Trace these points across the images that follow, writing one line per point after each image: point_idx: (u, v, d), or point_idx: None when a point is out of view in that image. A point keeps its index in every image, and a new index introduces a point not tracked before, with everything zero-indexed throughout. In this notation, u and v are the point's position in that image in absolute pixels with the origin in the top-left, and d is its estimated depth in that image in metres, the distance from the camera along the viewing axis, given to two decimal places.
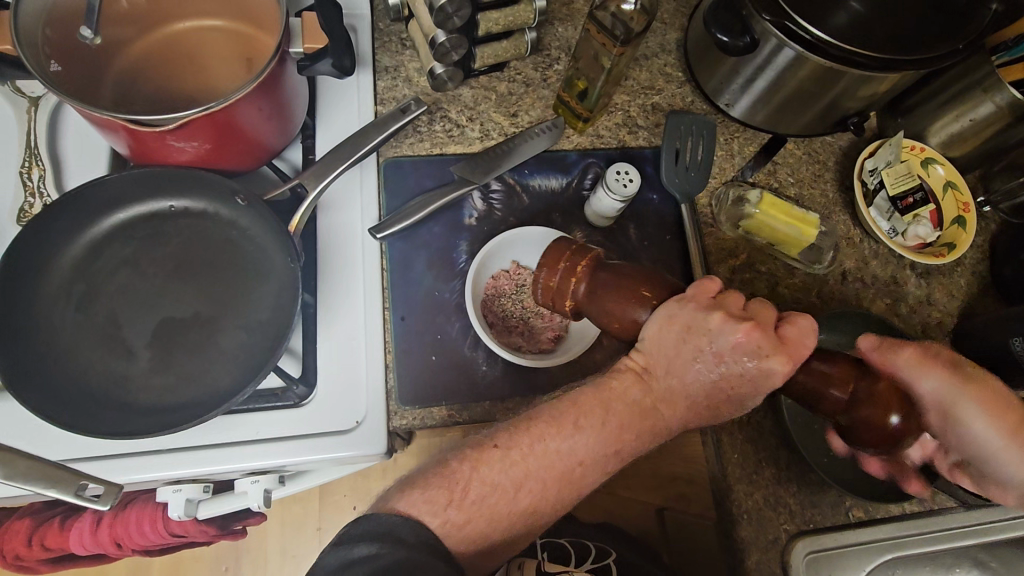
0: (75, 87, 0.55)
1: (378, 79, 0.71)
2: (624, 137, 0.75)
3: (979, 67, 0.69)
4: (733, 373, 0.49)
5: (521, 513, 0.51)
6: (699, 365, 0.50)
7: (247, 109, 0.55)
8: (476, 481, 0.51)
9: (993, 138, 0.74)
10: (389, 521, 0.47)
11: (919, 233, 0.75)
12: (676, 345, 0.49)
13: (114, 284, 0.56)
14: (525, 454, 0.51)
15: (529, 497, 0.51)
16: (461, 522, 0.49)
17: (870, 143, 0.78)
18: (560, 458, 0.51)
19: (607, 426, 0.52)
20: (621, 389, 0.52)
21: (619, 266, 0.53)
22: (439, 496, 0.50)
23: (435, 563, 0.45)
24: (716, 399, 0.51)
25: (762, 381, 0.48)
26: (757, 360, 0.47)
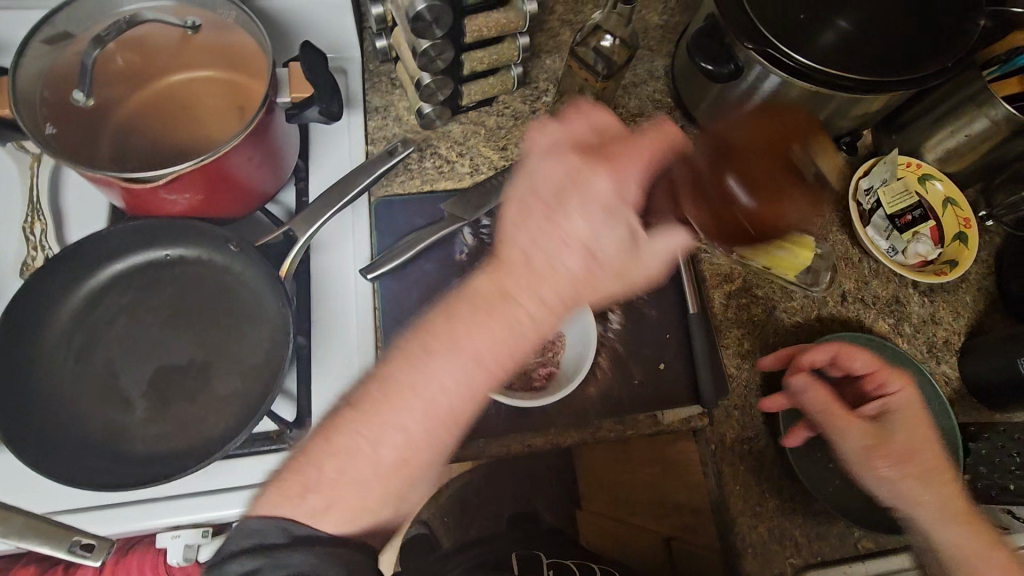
0: (70, 146, 0.56)
1: (368, 119, 0.73)
2: None
3: (971, 82, 0.68)
4: (575, 236, 0.48)
5: (389, 478, 0.50)
6: (556, 220, 0.49)
7: (239, 158, 0.56)
8: (327, 456, 0.49)
9: (990, 153, 0.73)
10: (261, 523, 0.47)
11: (919, 251, 0.74)
12: (529, 192, 0.51)
13: (111, 334, 0.57)
14: (405, 394, 0.49)
15: (396, 450, 0.49)
16: (321, 509, 0.48)
17: (865, 162, 0.77)
18: (436, 415, 0.49)
19: (452, 334, 0.49)
20: (489, 317, 0.49)
21: (555, 155, 0.51)
22: (293, 486, 0.49)
23: (355, 556, 0.48)
24: (582, 271, 0.48)
25: (597, 202, 0.48)
26: (589, 178, 0.48)
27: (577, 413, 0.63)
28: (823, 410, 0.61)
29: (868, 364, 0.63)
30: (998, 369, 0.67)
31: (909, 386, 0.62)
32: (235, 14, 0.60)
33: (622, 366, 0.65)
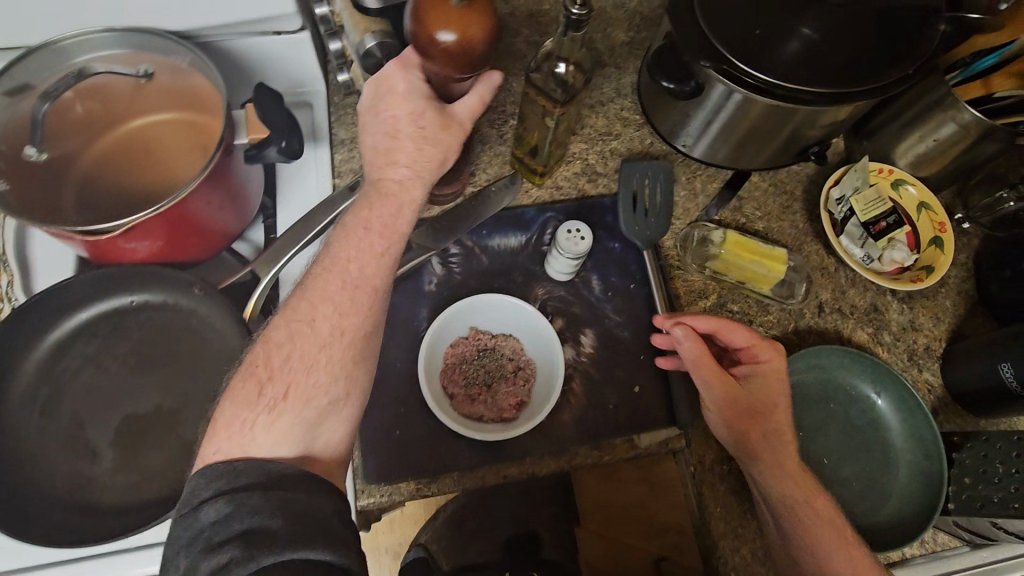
0: (27, 200, 0.56)
1: (335, 152, 0.72)
2: (584, 186, 0.74)
3: (936, 87, 0.68)
4: (417, 137, 0.52)
5: (332, 350, 0.48)
6: (396, 142, 0.52)
7: (198, 202, 0.56)
8: (272, 352, 0.47)
9: (961, 156, 0.72)
10: (243, 463, 0.42)
11: (896, 258, 0.73)
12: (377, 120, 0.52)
13: (77, 385, 0.57)
14: (331, 278, 0.49)
15: (331, 321, 0.48)
16: (281, 398, 0.46)
17: (835, 170, 0.76)
18: (357, 283, 0.50)
19: (362, 242, 0.51)
20: (385, 209, 0.51)
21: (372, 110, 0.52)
22: (250, 388, 0.46)
23: (332, 522, 0.41)
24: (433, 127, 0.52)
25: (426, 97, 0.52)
26: (403, 82, 0.51)
27: (551, 440, 0.62)
28: (696, 360, 0.59)
29: (748, 337, 0.60)
30: (978, 376, 0.66)
31: (781, 356, 0.60)
32: (189, 59, 0.59)
33: (596, 390, 0.64)
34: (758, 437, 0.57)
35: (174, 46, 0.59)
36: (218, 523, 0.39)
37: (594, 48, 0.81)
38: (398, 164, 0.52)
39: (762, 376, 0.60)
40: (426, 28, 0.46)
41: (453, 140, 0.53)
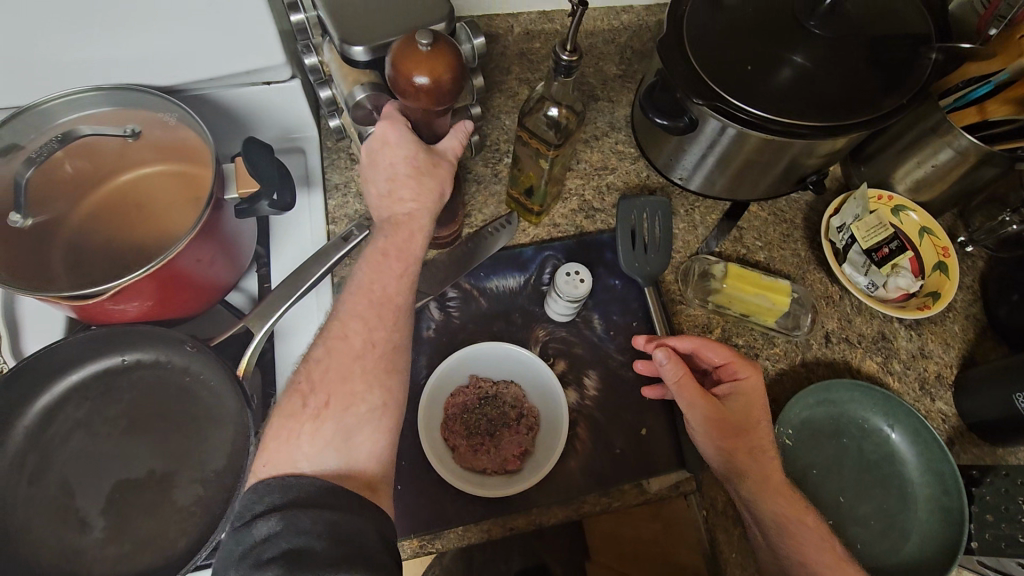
0: (14, 264, 0.55)
1: (328, 198, 0.71)
2: (581, 223, 0.74)
3: (931, 114, 0.67)
4: (417, 180, 0.51)
5: (366, 358, 0.47)
6: (404, 189, 0.51)
7: (189, 260, 0.55)
8: (315, 368, 0.47)
9: (961, 180, 0.71)
10: (294, 479, 0.41)
11: (901, 284, 0.72)
12: (376, 162, 0.51)
13: (67, 451, 0.55)
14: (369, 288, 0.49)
15: (363, 336, 0.48)
16: (324, 407, 0.45)
17: (834, 199, 0.75)
18: (385, 298, 0.49)
19: (384, 263, 0.50)
20: (399, 237, 0.51)
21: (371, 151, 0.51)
22: (293, 402, 0.46)
23: (374, 547, 0.40)
24: (427, 167, 0.51)
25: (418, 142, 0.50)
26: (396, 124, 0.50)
27: (557, 488, 0.60)
28: (680, 382, 0.54)
29: (725, 355, 0.57)
30: (994, 404, 0.64)
31: (760, 374, 0.56)
32: (177, 115, 0.59)
33: (603, 433, 0.62)
34: (745, 456, 0.54)
35: (161, 103, 0.58)
36: (267, 540, 0.38)
37: (587, 83, 0.81)
38: (404, 199, 0.51)
39: (742, 393, 0.56)
40: (400, 74, 0.46)
41: (445, 175, 0.53)
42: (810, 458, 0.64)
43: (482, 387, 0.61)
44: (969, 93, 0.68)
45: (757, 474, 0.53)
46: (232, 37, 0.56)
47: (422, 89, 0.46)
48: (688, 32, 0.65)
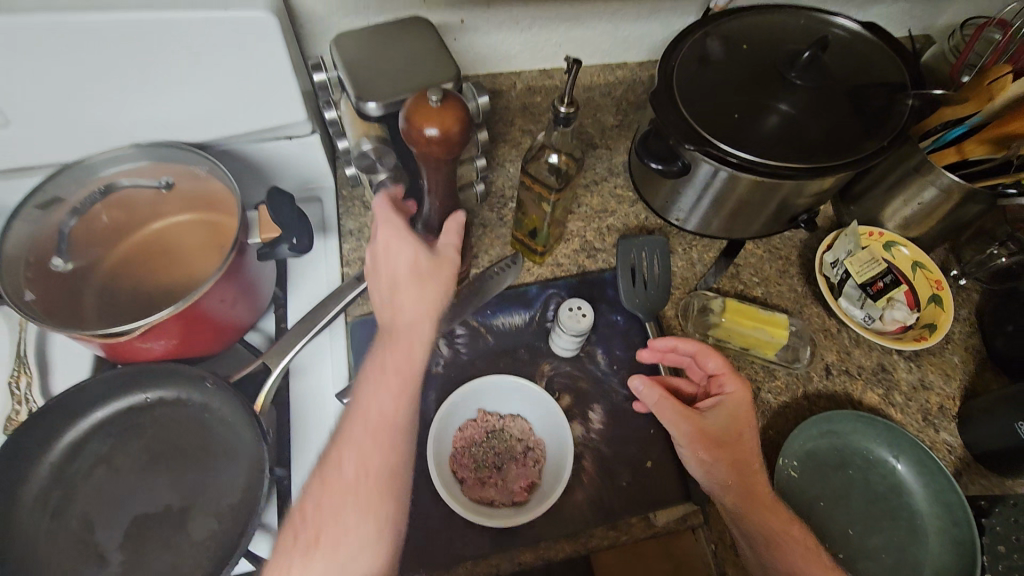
0: (51, 306, 0.58)
1: (343, 243, 0.75)
2: (583, 262, 0.77)
3: (912, 154, 0.71)
4: (416, 284, 0.53)
5: (360, 491, 0.47)
6: (409, 292, 0.53)
7: (213, 301, 0.59)
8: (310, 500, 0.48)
9: (947, 217, 0.74)
10: None
11: (897, 317, 0.74)
12: (378, 271, 0.54)
13: (89, 486, 0.57)
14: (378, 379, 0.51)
15: (355, 464, 0.48)
16: (313, 542, 0.46)
17: (827, 235, 0.79)
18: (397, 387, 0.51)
19: (382, 381, 0.50)
20: (399, 350, 0.52)
21: (377, 262, 0.54)
22: (288, 533, 0.47)
23: None
24: (426, 271, 0.54)
25: (415, 251, 0.53)
26: (394, 236, 0.54)
27: (565, 523, 0.60)
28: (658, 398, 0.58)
29: (719, 365, 0.60)
30: (1000, 434, 0.64)
31: (747, 390, 0.59)
32: (205, 166, 0.64)
33: (609, 466, 0.63)
34: (726, 467, 0.55)
35: (193, 157, 0.63)
36: None
37: (586, 132, 0.86)
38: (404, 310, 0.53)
39: (728, 405, 0.58)
40: (414, 128, 0.50)
41: (448, 276, 0.55)
42: (816, 491, 0.64)
43: (489, 422, 0.63)
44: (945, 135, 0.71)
45: (742, 488, 0.55)
46: (260, 98, 0.62)
47: (433, 139, 0.50)
48: (678, 84, 0.70)
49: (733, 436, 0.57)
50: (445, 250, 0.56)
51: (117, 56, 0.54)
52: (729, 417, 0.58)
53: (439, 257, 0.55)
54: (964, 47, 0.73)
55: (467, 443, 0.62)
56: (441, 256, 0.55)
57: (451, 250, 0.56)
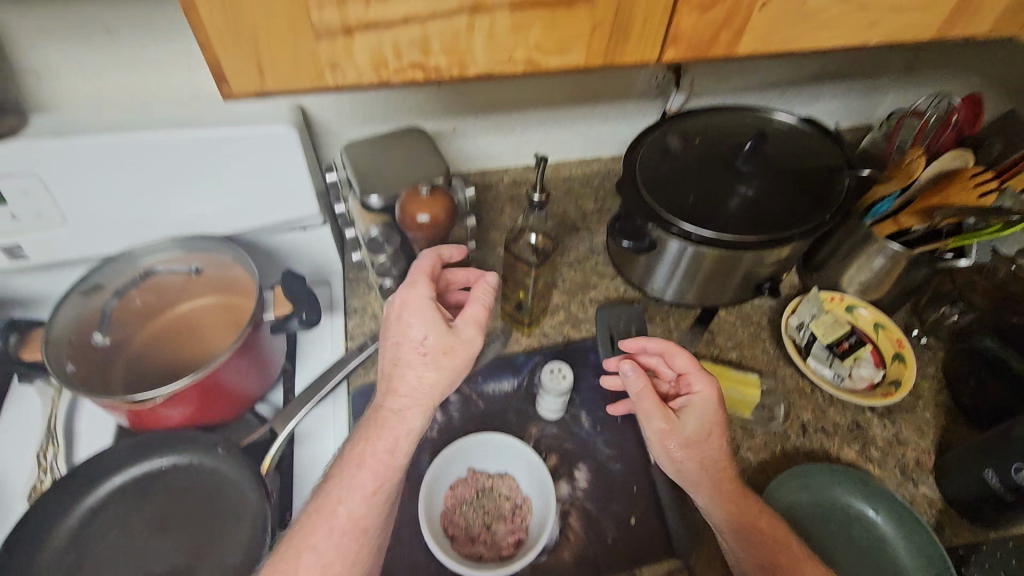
0: (86, 377, 0.65)
1: (347, 320, 0.82)
2: (568, 332, 0.83)
3: (856, 228, 0.79)
4: (426, 367, 0.54)
5: None
6: (415, 366, 0.54)
7: (228, 371, 0.65)
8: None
9: (899, 282, 0.81)
10: None
11: (864, 374, 0.80)
12: (388, 339, 0.56)
13: (102, 549, 0.61)
14: (371, 452, 0.54)
15: (318, 560, 0.50)
16: None
17: (791, 301, 0.85)
18: (385, 466, 0.53)
19: (353, 480, 0.53)
20: (379, 439, 0.54)
21: (390, 331, 0.56)
22: None
23: None
24: (436, 354, 0.54)
25: (433, 330, 0.54)
26: (417, 312, 0.55)
27: None
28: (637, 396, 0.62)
29: (687, 364, 0.63)
30: (972, 484, 0.67)
31: (715, 386, 0.62)
32: (229, 254, 0.73)
33: (595, 523, 0.65)
34: (697, 466, 0.60)
35: (219, 246, 0.73)
36: None
37: (568, 217, 0.96)
38: (401, 391, 0.54)
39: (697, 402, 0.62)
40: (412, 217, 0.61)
41: (458, 360, 0.55)
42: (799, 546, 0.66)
43: (477, 483, 0.67)
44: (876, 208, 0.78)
45: (712, 483, 0.60)
46: (279, 195, 0.73)
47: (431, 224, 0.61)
48: (641, 173, 0.80)
49: (705, 434, 0.60)
50: (464, 332, 0.56)
51: (164, 165, 0.65)
52: (700, 416, 0.61)
53: (451, 341, 0.55)
54: (886, 136, 0.83)
55: (455, 502, 0.65)
56: (452, 341, 0.55)
57: (469, 332, 0.56)
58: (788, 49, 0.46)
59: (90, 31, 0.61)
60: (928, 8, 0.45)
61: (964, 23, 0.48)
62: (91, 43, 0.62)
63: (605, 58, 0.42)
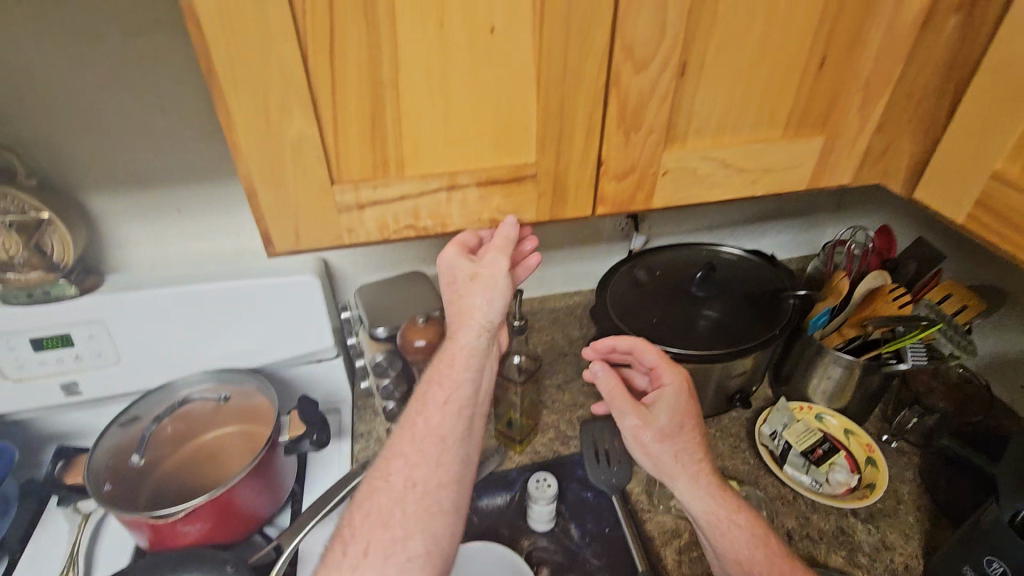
0: (119, 497, 0.72)
1: (353, 444, 0.90)
2: (558, 448, 0.89)
3: (809, 342, 0.88)
4: (474, 290, 0.61)
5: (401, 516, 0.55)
6: (466, 291, 0.61)
7: (244, 489, 0.72)
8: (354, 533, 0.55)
9: (860, 390, 0.88)
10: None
11: (841, 479, 0.84)
12: (446, 287, 0.64)
13: None
14: (440, 370, 0.62)
15: (399, 483, 0.57)
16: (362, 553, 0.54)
17: (762, 412, 0.92)
18: (450, 376, 0.61)
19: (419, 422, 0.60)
20: (443, 362, 0.62)
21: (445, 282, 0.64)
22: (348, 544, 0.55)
23: None
24: (472, 276, 0.60)
25: (466, 265, 0.60)
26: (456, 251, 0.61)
27: None
28: (614, 395, 0.72)
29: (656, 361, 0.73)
30: None
31: (681, 380, 0.72)
32: (253, 384, 0.83)
33: None
34: (671, 456, 0.71)
35: (245, 377, 0.84)
36: None
37: (557, 344, 1.06)
38: (457, 317, 0.63)
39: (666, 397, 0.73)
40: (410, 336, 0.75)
41: (491, 275, 0.59)
42: None
43: None
44: (815, 323, 0.88)
45: (687, 469, 0.71)
46: (300, 332, 0.85)
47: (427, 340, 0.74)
48: (613, 301, 0.91)
49: (675, 424, 0.72)
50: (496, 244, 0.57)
51: (209, 309, 0.79)
52: (670, 410, 0.72)
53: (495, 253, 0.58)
54: (823, 262, 0.96)
55: None
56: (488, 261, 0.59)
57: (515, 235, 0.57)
58: (694, 205, 0.60)
59: (166, 209, 0.79)
60: (794, 170, 0.60)
61: (827, 178, 0.63)
62: (164, 219, 0.80)
63: (551, 214, 0.56)
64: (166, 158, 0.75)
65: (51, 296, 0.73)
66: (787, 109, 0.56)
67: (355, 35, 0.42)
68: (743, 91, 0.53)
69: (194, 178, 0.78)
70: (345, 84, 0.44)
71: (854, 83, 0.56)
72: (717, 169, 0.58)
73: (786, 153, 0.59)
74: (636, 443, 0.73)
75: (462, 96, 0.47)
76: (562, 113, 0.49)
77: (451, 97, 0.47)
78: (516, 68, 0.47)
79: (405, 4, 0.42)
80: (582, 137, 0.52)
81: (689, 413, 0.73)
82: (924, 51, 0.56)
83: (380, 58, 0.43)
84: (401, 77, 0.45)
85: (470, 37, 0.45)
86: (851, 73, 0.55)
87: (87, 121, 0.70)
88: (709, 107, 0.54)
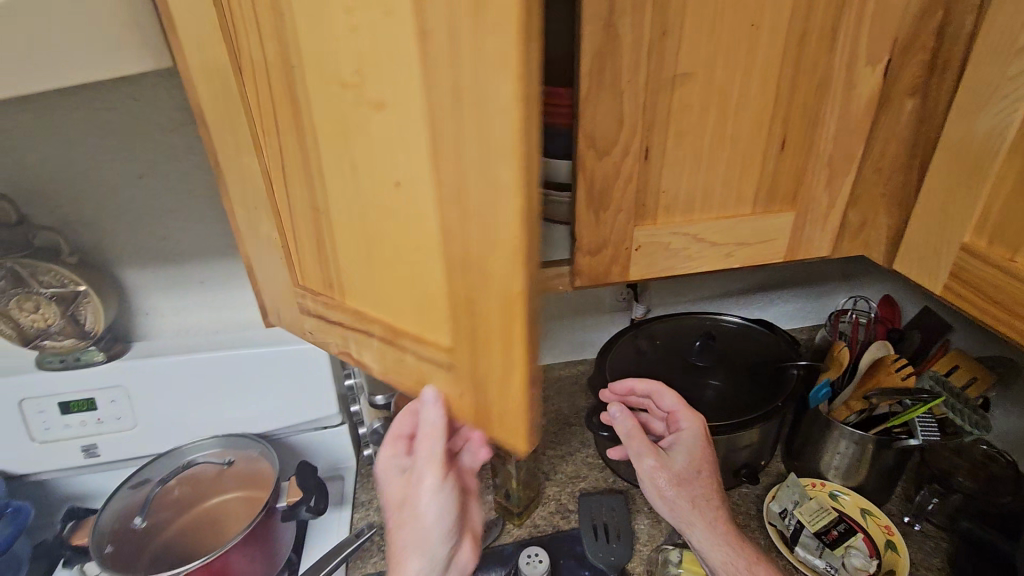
0: (120, 559, 0.74)
1: (353, 512, 0.90)
2: (558, 522, 0.87)
3: (817, 415, 0.84)
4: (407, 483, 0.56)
5: None
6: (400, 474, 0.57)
7: (237, 555, 0.73)
8: None
9: (874, 467, 0.83)
10: None
11: (858, 563, 0.77)
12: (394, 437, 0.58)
13: None
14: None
15: None
16: None
17: (770, 489, 0.88)
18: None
19: None
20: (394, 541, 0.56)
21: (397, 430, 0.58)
22: None
23: None
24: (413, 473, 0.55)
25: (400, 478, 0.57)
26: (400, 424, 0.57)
27: None
28: (631, 436, 0.71)
29: (674, 404, 0.73)
30: None
31: (700, 423, 0.72)
32: (257, 448, 0.86)
33: None
34: (688, 503, 0.70)
35: (250, 442, 0.87)
36: None
37: (562, 414, 1.05)
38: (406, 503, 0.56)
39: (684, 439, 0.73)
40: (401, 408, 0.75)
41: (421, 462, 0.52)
42: None
43: None
44: (815, 393, 0.83)
45: (705, 517, 0.70)
46: (307, 398, 0.88)
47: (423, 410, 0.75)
48: (612, 370, 0.90)
49: (692, 470, 0.71)
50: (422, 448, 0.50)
51: (222, 374, 0.84)
52: (688, 454, 0.72)
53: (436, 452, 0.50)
54: (830, 331, 0.95)
55: None
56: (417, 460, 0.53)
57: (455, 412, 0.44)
58: (672, 275, 0.62)
59: (190, 282, 0.86)
60: (769, 241, 0.62)
61: (805, 249, 0.64)
62: (188, 291, 0.87)
63: (477, 416, 0.42)
64: (193, 235, 0.82)
65: (81, 361, 0.80)
66: (753, 186, 0.59)
67: (291, 145, 0.42)
68: (708, 171, 0.57)
69: (216, 253, 0.85)
70: (293, 181, 0.44)
71: (818, 159, 0.58)
72: (690, 243, 0.60)
73: (758, 225, 0.61)
74: (649, 483, 0.72)
75: (385, 248, 0.41)
76: (464, 281, 0.37)
77: (377, 249, 0.41)
78: (428, 235, 0.37)
79: (324, 133, 0.39)
80: (503, 348, 0.37)
81: (707, 460, 0.72)
82: (886, 129, 0.59)
83: (314, 187, 0.42)
84: (331, 206, 0.42)
85: (378, 187, 0.38)
86: (815, 153, 0.58)
87: (127, 205, 0.78)
88: (676, 187, 0.57)
